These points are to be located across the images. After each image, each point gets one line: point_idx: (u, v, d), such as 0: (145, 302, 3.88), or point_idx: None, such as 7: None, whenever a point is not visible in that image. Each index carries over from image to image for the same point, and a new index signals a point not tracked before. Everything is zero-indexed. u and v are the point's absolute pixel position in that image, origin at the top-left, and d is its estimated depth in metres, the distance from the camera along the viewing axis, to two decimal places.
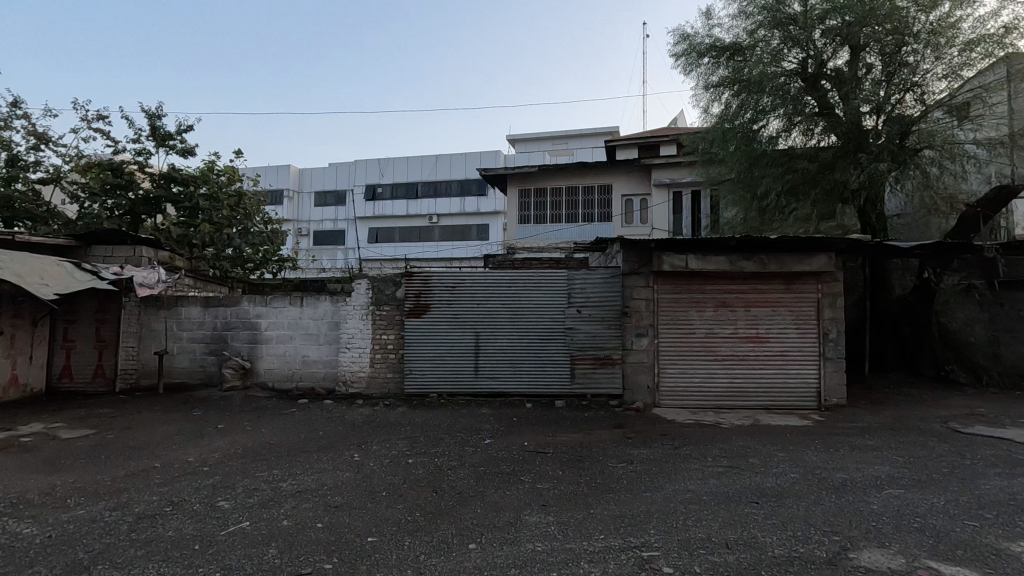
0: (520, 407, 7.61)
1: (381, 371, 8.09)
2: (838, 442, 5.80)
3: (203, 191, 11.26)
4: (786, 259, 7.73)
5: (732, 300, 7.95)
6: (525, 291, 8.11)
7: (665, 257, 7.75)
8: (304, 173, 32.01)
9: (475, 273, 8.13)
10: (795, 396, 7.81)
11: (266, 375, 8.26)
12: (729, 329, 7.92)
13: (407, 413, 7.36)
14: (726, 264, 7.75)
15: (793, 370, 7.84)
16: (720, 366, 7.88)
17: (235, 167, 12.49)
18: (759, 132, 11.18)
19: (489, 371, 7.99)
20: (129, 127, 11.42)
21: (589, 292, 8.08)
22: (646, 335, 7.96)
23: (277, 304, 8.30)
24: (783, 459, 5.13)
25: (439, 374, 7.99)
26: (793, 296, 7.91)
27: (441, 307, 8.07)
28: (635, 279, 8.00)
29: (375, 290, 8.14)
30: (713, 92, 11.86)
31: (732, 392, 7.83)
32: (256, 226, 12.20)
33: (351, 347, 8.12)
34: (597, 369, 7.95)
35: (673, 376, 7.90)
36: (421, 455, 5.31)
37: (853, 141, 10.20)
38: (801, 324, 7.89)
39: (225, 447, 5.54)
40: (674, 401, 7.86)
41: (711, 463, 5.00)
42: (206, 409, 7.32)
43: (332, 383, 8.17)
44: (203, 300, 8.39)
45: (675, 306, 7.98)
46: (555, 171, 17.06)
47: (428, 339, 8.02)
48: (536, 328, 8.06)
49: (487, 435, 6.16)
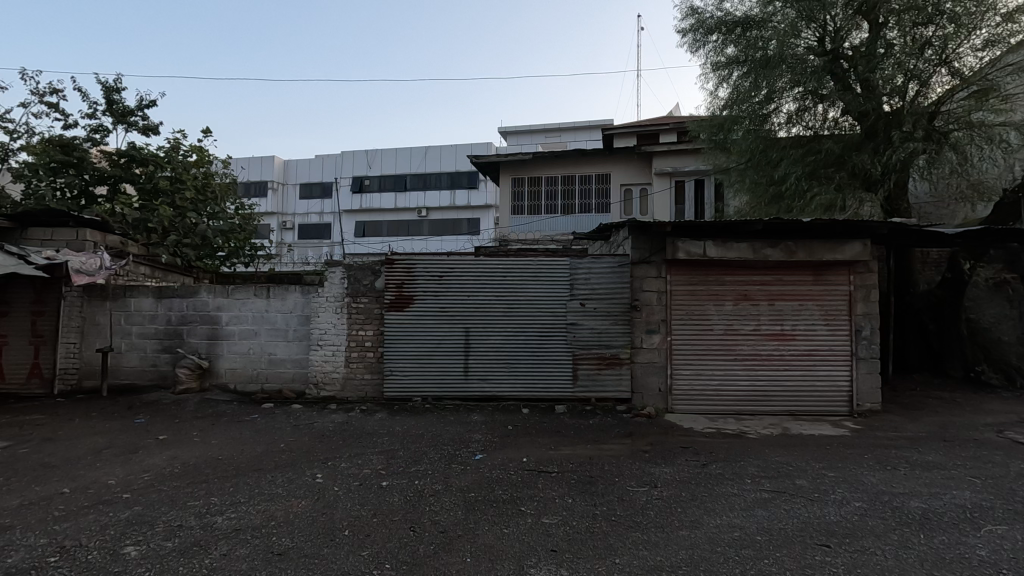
0: (515, 413, 6.70)
1: (358, 372, 7.12)
2: (891, 458, 4.94)
3: (167, 173, 10.37)
4: (816, 248, 6.88)
5: (754, 293, 7.07)
6: (522, 282, 7.18)
7: (682, 244, 6.86)
8: (289, 164, 30.76)
9: (465, 260, 7.18)
10: (824, 401, 6.95)
11: (228, 375, 7.28)
12: (751, 326, 7.05)
13: (387, 420, 6.43)
14: (749, 252, 6.88)
15: (822, 372, 6.99)
16: (741, 366, 7.01)
17: (204, 147, 11.45)
18: (772, 114, 10.28)
19: (480, 372, 7.06)
20: (83, 100, 10.36)
21: (594, 283, 7.17)
22: (658, 332, 7.08)
23: (240, 295, 7.32)
24: (836, 481, 4.24)
25: (424, 375, 7.05)
26: (821, 289, 7.06)
27: (427, 299, 7.11)
28: (646, 269, 7.10)
29: (351, 279, 7.19)
30: (721, 73, 10.98)
31: (754, 396, 6.96)
32: (226, 212, 11.17)
33: (323, 344, 7.14)
34: (603, 370, 7.05)
35: (688, 377, 7.00)
36: (398, 477, 4.38)
37: (880, 121, 9.16)
38: (831, 321, 7.04)
39: (161, 465, 4.57)
40: (689, 407, 6.97)
41: (752, 487, 4.11)
42: (152, 415, 6.33)
43: (302, 385, 7.21)
44: (155, 290, 7.38)
45: (691, 299, 7.09)
46: (550, 159, 16.11)
47: (411, 336, 7.07)
48: (533, 323, 7.14)
49: (479, 448, 5.23)
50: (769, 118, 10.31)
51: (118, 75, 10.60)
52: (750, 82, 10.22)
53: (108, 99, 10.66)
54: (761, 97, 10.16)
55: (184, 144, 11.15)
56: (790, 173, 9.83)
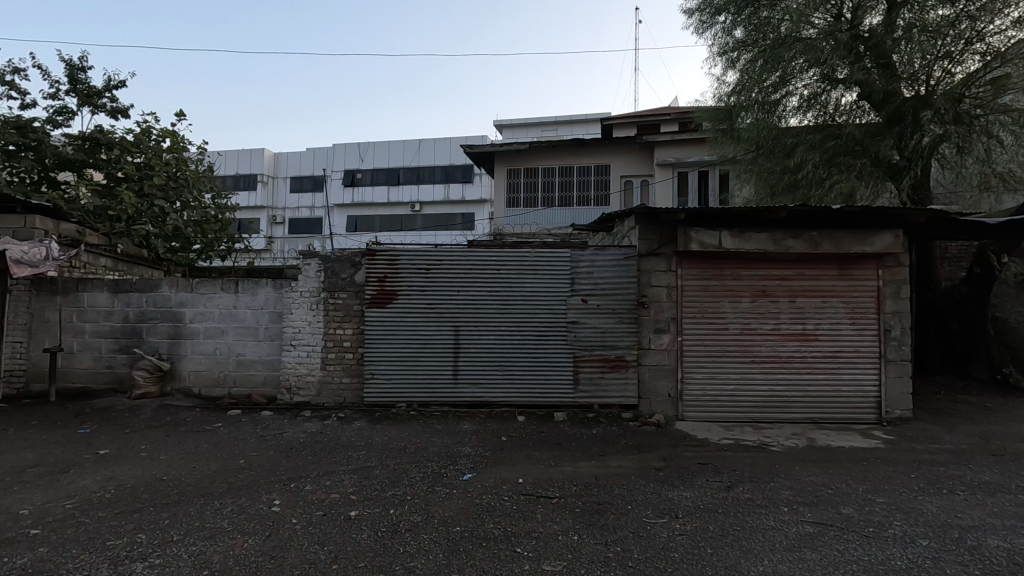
0: (510, 422, 6.02)
1: (335, 375, 6.42)
2: (941, 478, 4.29)
3: (135, 159, 9.68)
4: (843, 239, 6.20)
5: (773, 289, 6.42)
6: (518, 275, 6.50)
7: (695, 234, 6.17)
8: (279, 157, 29.92)
9: (454, 252, 6.46)
10: (849, 407, 6.32)
11: (191, 379, 6.57)
12: (770, 324, 6.41)
13: (366, 429, 5.75)
14: (769, 243, 6.21)
15: (847, 376, 6.35)
16: (758, 369, 6.37)
17: (177, 131, 10.70)
18: (784, 100, 9.57)
19: (471, 376, 6.38)
20: (44, 79, 9.59)
21: (597, 277, 6.49)
22: (667, 332, 6.42)
23: (205, 290, 6.60)
24: (889, 510, 3.58)
25: (409, 379, 6.36)
26: (847, 285, 6.41)
27: (413, 295, 6.41)
28: (655, 261, 6.43)
29: (328, 272, 6.48)
30: (729, 56, 10.27)
31: (773, 402, 6.32)
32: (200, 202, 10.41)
33: (297, 344, 6.45)
34: (606, 374, 6.38)
35: (700, 382, 6.35)
36: (370, 505, 3.69)
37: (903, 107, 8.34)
38: (857, 320, 6.40)
39: (90, 489, 3.87)
40: (701, 414, 6.32)
41: (791, 519, 3.45)
42: (100, 424, 5.61)
43: (273, 389, 6.51)
44: (111, 284, 6.66)
45: (703, 296, 6.42)
46: (548, 150, 15.41)
47: (395, 335, 6.37)
48: (530, 321, 6.46)
49: (468, 467, 4.55)
50: (780, 105, 9.61)
51: (83, 52, 9.84)
52: (761, 67, 9.52)
53: (72, 79, 9.89)
54: (773, 81, 9.50)
55: (156, 128, 10.40)
56: (807, 161, 8.76)
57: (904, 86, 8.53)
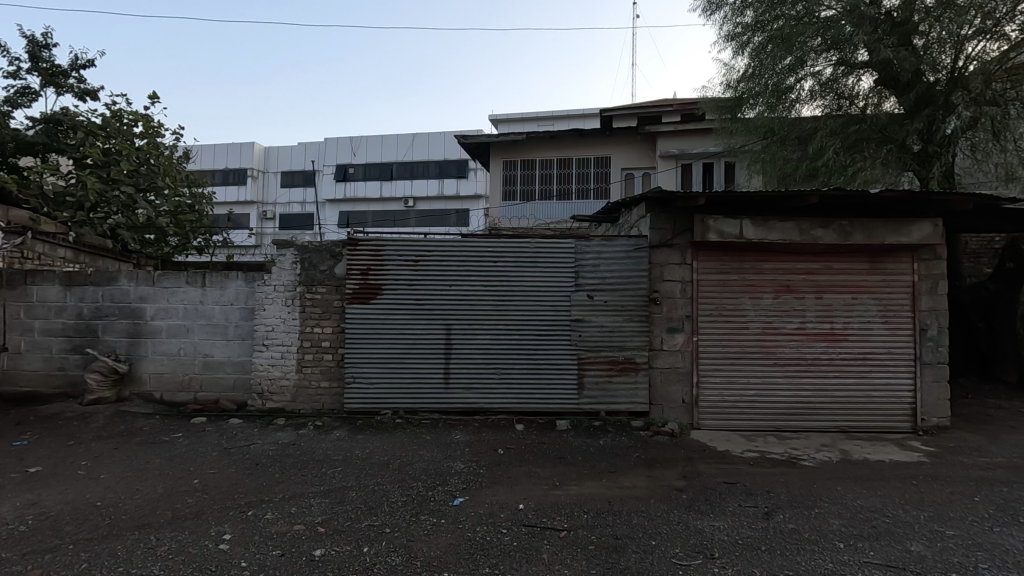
0: (507, 431, 5.39)
1: (312, 379, 5.77)
2: (1011, 502, 3.69)
3: (101, 144, 8.85)
4: (876, 229, 5.61)
5: (798, 283, 5.81)
6: (516, 269, 5.87)
7: (713, 223, 5.57)
8: (269, 150, 29.16)
9: (445, 243, 5.81)
10: (882, 415, 5.72)
11: (152, 382, 5.90)
12: (795, 323, 5.80)
13: (346, 441, 5.10)
14: (795, 233, 5.61)
15: (879, 380, 5.76)
16: (781, 373, 5.77)
17: (151, 116, 9.98)
18: (798, 85, 8.92)
19: (464, 379, 5.75)
20: (3, 56, 8.87)
21: (604, 270, 5.86)
22: (681, 331, 5.80)
23: (168, 284, 5.94)
24: (966, 548, 2.98)
25: (394, 383, 5.72)
26: (879, 279, 5.81)
27: (399, 290, 5.76)
28: (668, 253, 5.80)
29: (305, 264, 5.83)
30: (739, 40, 9.61)
31: (798, 409, 5.72)
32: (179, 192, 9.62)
33: (269, 344, 5.79)
34: (614, 377, 5.76)
35: (718, 386, 5.75)
36: (339, 541, 3.05)
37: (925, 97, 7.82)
38: (890, 318, 5.80)
39: (4, 519, 3.22)
40: (717, 422, 5.72)
41: (853, 560, 2.84)
42: (41, 434, 4.94)
43: (244, 394, 5.86)
44: (63, 276, 5.98)
45: (721, 291, 5.81)
46: (546, 141, 14.77)
47: (378, 334, 5.72)
48: (530, 319, 5.83)
49: (459, 489, 3.92)
50: (794, 90, 8.97)
51: (48, 28, 9.15)
52: (774, 49, 8.88)
53: (33, 57, 9.17)
54: (785, 65, 8.85)
55: (127, 112, 9.69)
56: (827, 147, 8.12)
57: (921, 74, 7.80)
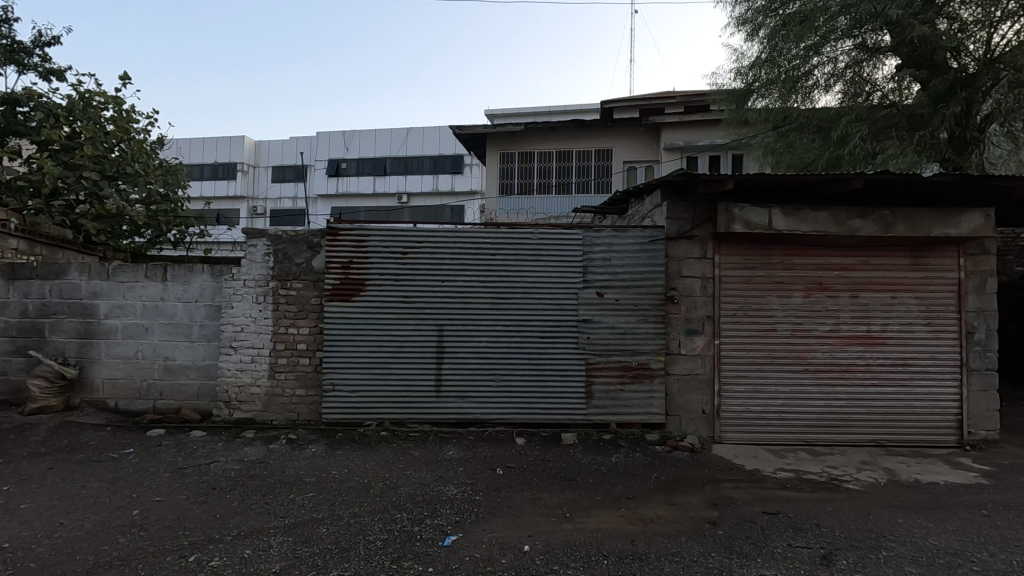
0: (505, 447, 4.75)
1: (286, 386, 5.11)
2: None
3: (64, 127, 8.07)
4: (921, 220, 5.00)
5: (831, 281, 5.21)
6: (517, 262, 5.23)
7: (739, 211, 4.95)
8: (259, 144, 28.34)
9: (437, 233, 5.17)
10: (924, 427, 5.13)
11: (105, 389, 5.24)
12: (828, 324, 5.20)
13: (322, 458, 4.46)
14: (831, 224, 5.00)
15: (922, 388, 5.16)
16: (812, 381, 5.16)
17: (122, 99, 9.24)
18: (817, 70, 8.30)
19: (457, 387, 5.11)
20: None
21: (615, 264, 5.23)
22: (701, 334, 5.18)
23: (124, 278, 5.26)
24: None
25: (379, 391, 5.07)
26: (921, 276, 5.21)
27: (385, 286, 5.11)
28: (687, 246, 5.19)
29: (278, 256, 5.17)
30: (752, 23, 8.99)
31: (830, 421, 5.12)
32: (156, 179, 8.67)
33: (237, 347, 5.13)
34: (626, 385, 5.13)
35: (742, 395, 5.14)
36: None
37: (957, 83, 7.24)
38: (933, 320, 5.20)
39: None
40: (741, 436, 5.11)
41: None
42: None
43: (209, 403, 5.19)
44: (5, 269, 5.29)
45: (746, 289, 5.20)
46: (545, 133, 14.12)
47: (361, 336, 5.07)
48: (532, 319, 5.19)
49: (451, 523, 3.28)
50: (812, 76, 8.35)
51: (7, 2, 8.40)
52: (790, 32, 8.26)
53: None
54: (802, 50, 8.24)
55: (96, 94, 8.95)
56: (852, 134, 7.48)
57: (948, 58, 7.39)
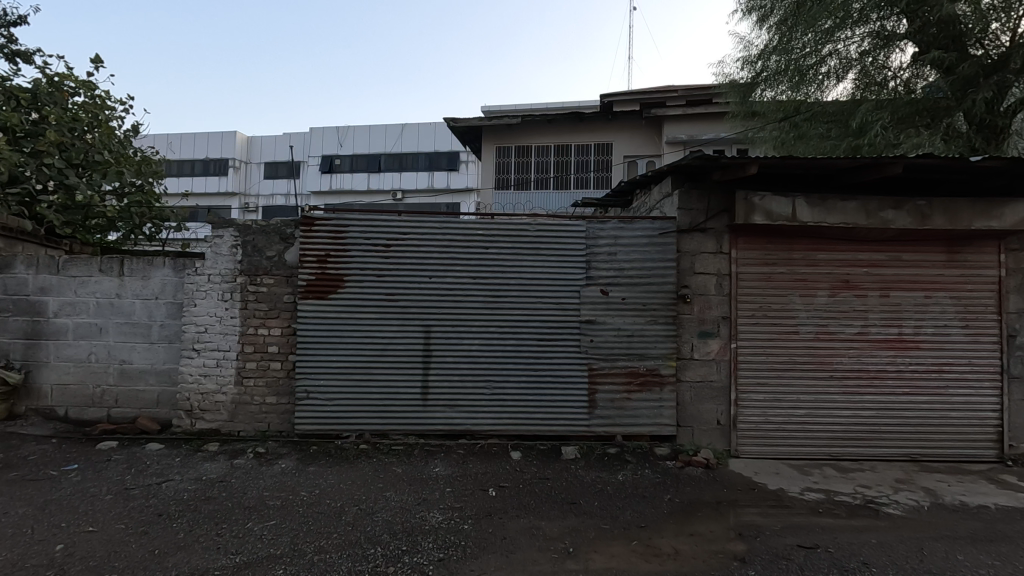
0: (499, 463, 4.25)
1: (256, 394, 4.60)
2: None
3: (27, 111, 7.30)
4: (960, 212, 4.52)
5: (859, 278, 4.72)
6: (512, 257, 4.72)
7: (759, 201, 4.46)
8: (251, 140, 27.73)
9: (424, 223, 4.66)
10: (961, 440, 4.64)
11: (54, 395, 4.72)
12: (855, 326, 4.71)
13: (291, 476, 3.94)
14: (860, 215, 4.51)
15: (958, 397, 4.68)
16: (839, 389, 4.68)
17: (95, 83, 8.61)
18: (828, 60, 7.82)
19: (447, 394, 4.60)
20: None
21: (621, 260, 4.73)
22: (716, 336, 4.69)
23: (75, 272, 4.74)
24: None
25: (359, 399, 4.55)
26: (957, 274, 4.72)
27: (366, 282, 4.60)
28: (700, 239, 4.69)
29: (247, 249, 4.64)
30: (762, 8, 8.50)
31: (858, 433, 4.64)
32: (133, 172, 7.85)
33: (200, 349, 4.61)
34: (633, 393, 4.64)
35: (761, 405, 4.65)
36: None
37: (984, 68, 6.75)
38: (970, 322, 4.72)
39: None
40: (760, 449, 4.63)
41: None
42: None
43: (169, 412, 4.68)
44: None
45: (765, 287, 4.71)
46: (542, 126, 13.62)
47: (339, 338, 4.55)
48: (529, 319, 4.69)
49: (433, 561, 2.77)
50: (823, 66, 7.86)
51: None
52: (799, 19, 7.81)
53: None
54: (812, 38, 7.78)
55: (68, 78, 8.33)
56: (872, 123, 6.98)
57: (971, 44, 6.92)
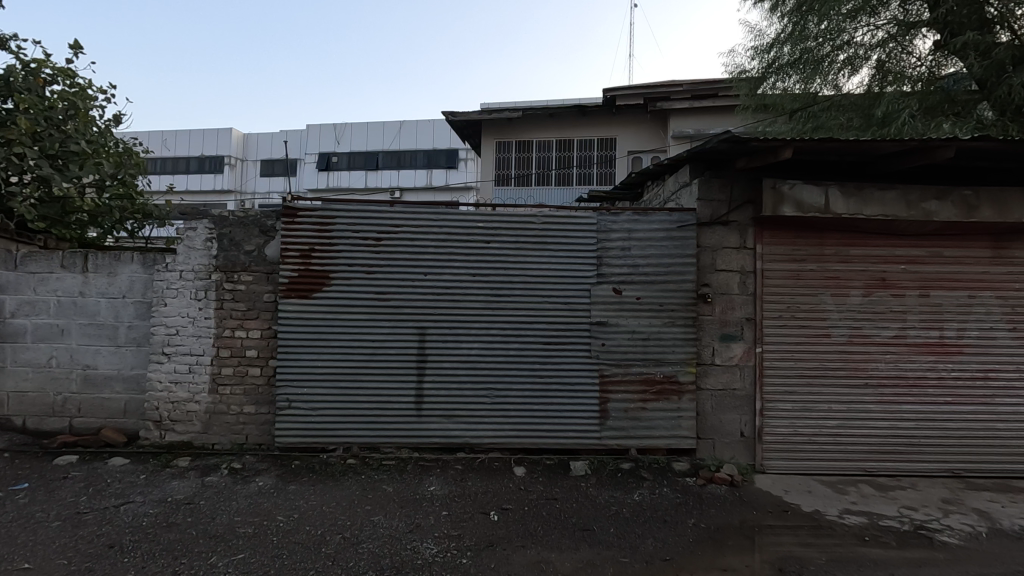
0: (502, 480, 3.82)
1: (233, 403, 4.16)
2: None
3: None
4: (1009, 204, 4.11)
5: (896, 276, 4.29)
6: (515, 251, 4.29)
7: (789, 190, 4.06)
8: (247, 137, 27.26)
9: (418, 214, 4.24)
10: (1009, 454, 4.22)
11: (11, 404, 4.28)
12: (893, 329, 4.29)
13: (268, 496, 3.51)
14: (900, 205, 4.09)
15: (1005, 407, 4.25)
16: (874, 398, 4.25)
17: (77, 74, 8.19)
18: (844, 49, 7.39)
19: (444, 403, 4.17)
20: None
21: (635, 255, 4.31)
22: (740, 340, 4.26)
23: (35, 269, 4.30)
24: None
25: (347, 408, 4.12)
26: (1004, 271, 4.30)
27: (355, 279, 4.17)
28: (722, 233, 4.27)
29: (223, 242, 4.21)
30: None
31: (895, 446, 4.22)
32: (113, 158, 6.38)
33: (171, 353, 4.18)
34: (648, 402, 4.21)
35: (789, 415, 4.23)
36: None
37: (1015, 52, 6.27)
38: (1018, 325, 4.29)
39: None
40: (788, 464, 4.20)
41: None
42: None
43: (137, 423, 4.25)
44: None
45: (793, 286, 4.28)
46: (544, 120, 13.21)
47: (325, 340, 4.13)
48: (533, 320, 4.26)
49: None
50: (839, 56, 7.44)
51: None
52: (812, 8, 7.41)
53: None
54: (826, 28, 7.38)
55: (48, 66, 7.86)
56: (899, 112, 6.57)
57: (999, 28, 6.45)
